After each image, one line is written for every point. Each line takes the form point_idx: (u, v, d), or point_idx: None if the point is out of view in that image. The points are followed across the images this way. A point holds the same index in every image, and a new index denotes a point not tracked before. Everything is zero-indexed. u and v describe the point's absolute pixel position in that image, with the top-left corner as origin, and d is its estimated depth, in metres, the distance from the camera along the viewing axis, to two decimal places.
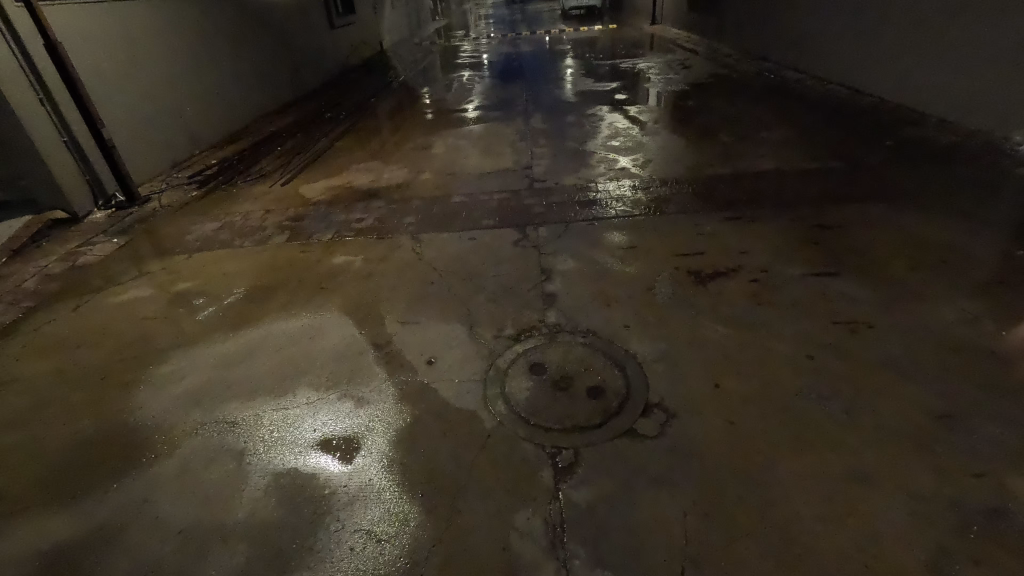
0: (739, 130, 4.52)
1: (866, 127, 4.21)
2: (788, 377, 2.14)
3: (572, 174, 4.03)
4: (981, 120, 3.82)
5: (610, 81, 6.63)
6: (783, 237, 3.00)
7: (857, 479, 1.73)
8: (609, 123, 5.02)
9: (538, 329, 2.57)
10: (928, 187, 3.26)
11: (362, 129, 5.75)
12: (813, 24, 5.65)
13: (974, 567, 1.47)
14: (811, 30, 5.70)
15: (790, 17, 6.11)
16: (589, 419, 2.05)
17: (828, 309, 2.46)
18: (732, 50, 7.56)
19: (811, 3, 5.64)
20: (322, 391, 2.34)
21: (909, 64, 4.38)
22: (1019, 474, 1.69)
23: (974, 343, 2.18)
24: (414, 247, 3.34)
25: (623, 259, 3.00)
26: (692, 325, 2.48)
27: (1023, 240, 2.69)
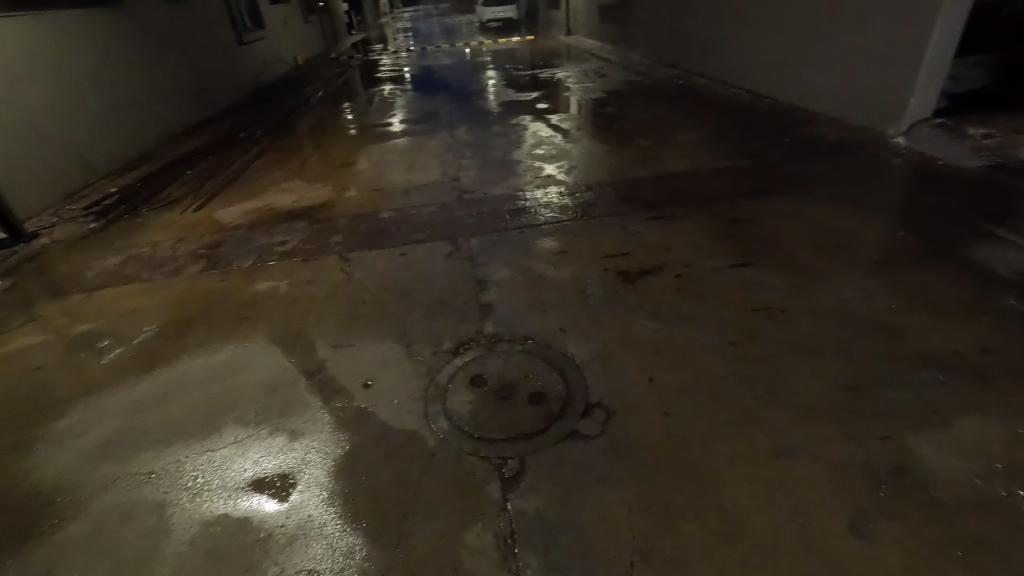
0: (655, 134, 4.75)
1: (765, 128, 4.57)
2: (715, 365, 2.26)
3: (500, 183, 4.08)
4: (861, 117, 4.27)
5: (531, 91, 6.79)
6: (701, 233, 3.18)
7: (782, 455, 1.85)
8: (532, 132, 5.14)
9: (475, 340, 2.56)
10: (823, 179, 3.58)
11: (279, 148, 5.51)
12: (714, 33, 6.08)
13: (887, 522, 1.61)
14: (714, 38, 6.11)
15: (693, 27, 6.53)
16: (532, 426, 2.07)
17: (746, 297, 2.64)
18: (645, 57, 7.94)
19: (712, 14, 6.06)
20: (252, 427, 2.20)
21: (799, 69, 4.82)
22: (915, 433, 1.88)
23: (871, 318, 2.41)
24: (344, 267, 3.24)
25: (556, 264, 3.06)
26: (625, 323, 2.57)
27: (902, 222, 3.02)
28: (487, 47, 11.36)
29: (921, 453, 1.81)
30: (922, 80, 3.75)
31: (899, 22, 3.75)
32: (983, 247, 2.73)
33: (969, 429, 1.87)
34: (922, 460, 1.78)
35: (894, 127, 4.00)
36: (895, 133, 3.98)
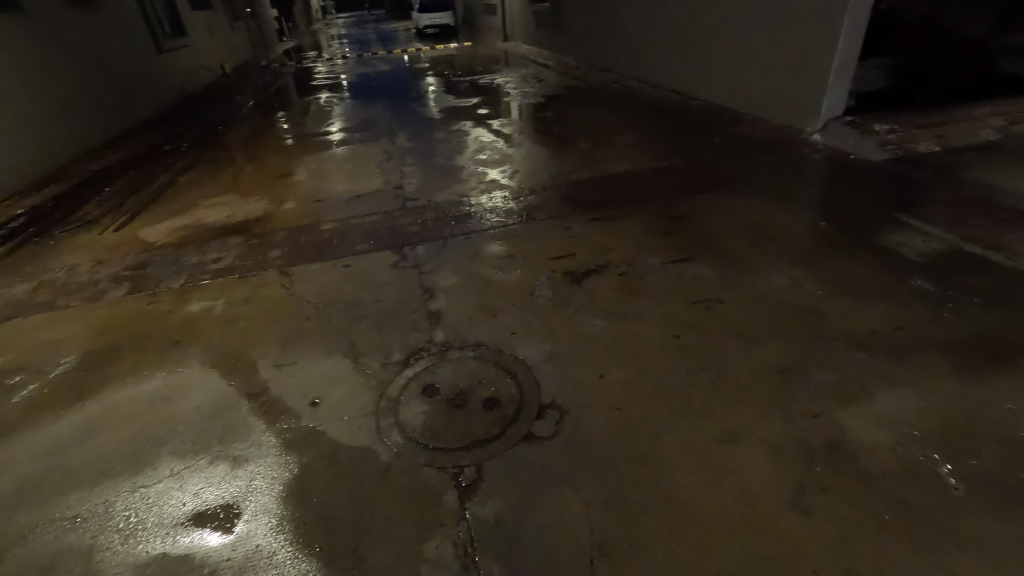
0: (594, 137, 4.88)
1: (695, 129, 4.79)
2: (661, 359, 2.34)
3: (444, 190, 4.05)
4: (781, 116, 4.56)
5: (471, 97, 6.79)
6: (641, 232, 3.30)
7: (727, 440, 1.94)
8: (474, 138, 5.15)
9: (426, 350, 2.53)
10: (751, 176, 3.80)
11: (208, 161, 5.24)
12: (645, 38, 6.31)
13: (823, 494, 1.72)
14: (645, 44, 6.34)
15: (625, 32, 6.76)
16: (488, 432, 2.06)
17: (686, 291, 2.75)
18: (581, 62, 8.13)
19: (642, 20, 6.30)
20: (189, 458, 2.07)
21: (725, 72, 5.09)
22: (844, 408, 2.02)
23: (800, 304, 2.57)
24: (284, 282, 3.12)
25: (504, 268, 3.08)
26: (575, 322, 2.62)
27: (824, 213, 3.25)
28: (424, 54, 11.26)
29: (849, 427, 1.95)
30: (831, 82, 4.06)
31: (812, 27, 4.04)
32: (893, 234, 2.97)
33: (889, 402, 2.03)
34: (850, 433, 1.92)
35: (811, 125, 4.30)
36: (812, 131, 4.28)
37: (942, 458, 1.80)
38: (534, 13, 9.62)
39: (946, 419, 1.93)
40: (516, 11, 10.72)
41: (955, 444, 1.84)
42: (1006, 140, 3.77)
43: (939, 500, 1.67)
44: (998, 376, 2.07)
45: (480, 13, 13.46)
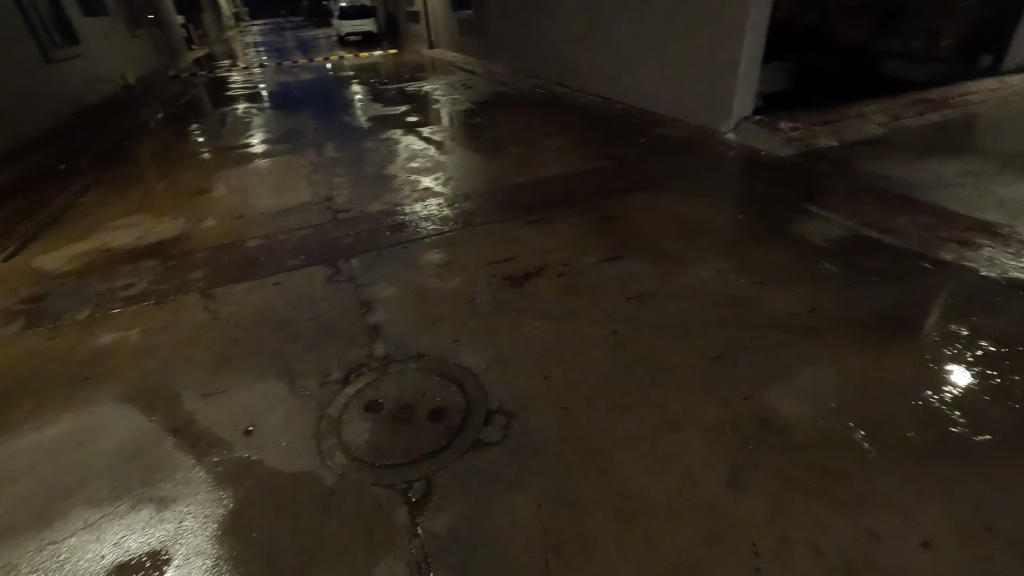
0: (524, 142, 4.94)
1: (619, 131, 4.97)
2: (602, 355, 2.41)
3: (377, 200, 3.96)
4: (698, 117, 4.82)
5: (399, 105, 6.68)
6: (575, 233, 3.37)
7: (668, 428, 2.03)
8: (405, 145, 5.07)
9: (367, 365, 2.46)
10: (674, 175, 3.98)
11: (112, 179, 4.84)
12: (568, 44, 6.47)
13: (756, 470, 1.83)
14: (568, 50, 6.50)
15: (548, 39, 6.90)
16: (435, 443, 2.03)
17: (621, 288, 2.84)
18: (507, 69, 8.20)
19: (564, 27, 6.46)
20: (107, 505, 1.89)
21: (644, 76, 5.32)
22: (770, 387, 2.16)
23: (726, 293, 2.73)
24: (207, 305, 2.92)
25: (443, 276, 3.05)
26: (517, 326, 2.64)
27: (742, 207, 3.46)
28: (346, 62, 10.97)
29: (775, 404, 2.09)
30: (738, 84, 4.35)
31: (722, 32, 4.31)
32: (803, 223, 3.21)
33: (809, 378, 2.19)
34: (778, 410, 2.06)
35: (724, 124, 4.57)
36: (725, 130, 4.55)
37: (856, 425, 1.97)
38: (459, 21, 9.62)
39: (858, 389, 2.11)
40: (439, 19, 10.67)
41: (866, 412, 2.01)
42: (891, 134, 4.18)
43: (856, 464, 1.82)
44: (900, 347, 2.29)
45: (403, 21, 13.30)
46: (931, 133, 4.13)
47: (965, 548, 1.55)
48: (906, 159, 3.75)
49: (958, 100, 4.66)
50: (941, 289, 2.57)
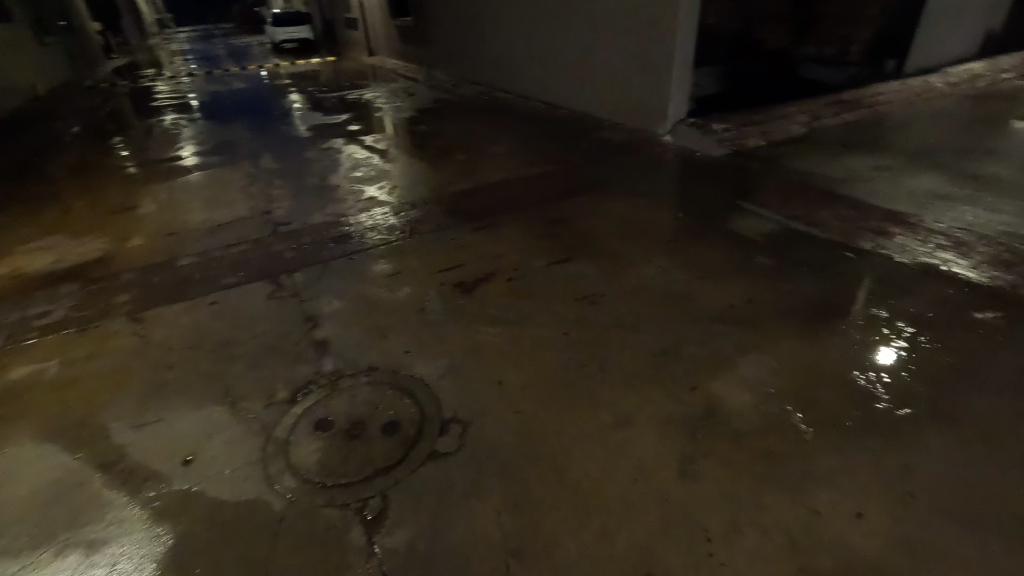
0: (469, 148, 4.93)
1: (560, 135, 5.05)
2: (555, 357, 2.43)
3: (320, 211, 3.84)
4: (637, 120, 4.97)
5: (340, 113, 6.52)
6: (523, 237, 3.40)
7: (620, 424, 2.07)
8: (347, 155, 4.95)
9: (315, 382, 2.37)
10: (617, 177, 4.09)
11: (23, 197, 4.46)
12: (508, 51, 6.53)
13: (705, 459, 1.91)
14: (508, 56, 6.56)
15: (488, 46, 6.93)
16: (390, 457, 1.99)
17: (570, 290, 2.89)
18: (449, 75, 8.17)
19: (504, 34, 6.51)
20: (27, 555, 1.73)
21: (584, 81, 5.44)
22: (714, 378, 2.26)
23: (670, 290, 2.82)
24: (136, 330, 2.74)
25: (393, 286, 2.99)
26: (469, 332, 2.63)
27: (682, 206, 3.60)
28: (282, 70, 10.59)
29: (719, 393, 2.18)
30: (672, 88, 4.54)
31: (657, 39, 4.49)
32: (738, 219, 3.38)
33: (750, 366, 2.30)
34: (722, 399, 2.15)
35: (662, 127, 4.74)
36: (662, 132, 4.73)
37: (794, 408, 2.09)
38: (398, 27, 9.50)
39: (794, 374, 2.24)
40: (378, 26, 10.50)
41: (802, 395, 2.14)
42: (812, 134, 4.48)
43: (795, 444, 1.94)
44: (829, 332, 2.45)
45: (341, 27, 12.98)
46: (846, 132, 4.45)
47: (892, 514, 1.67)
48: (826, 156, 4.03)
49: (868, 101, 5.04)
50: (863, 276, 2.77)
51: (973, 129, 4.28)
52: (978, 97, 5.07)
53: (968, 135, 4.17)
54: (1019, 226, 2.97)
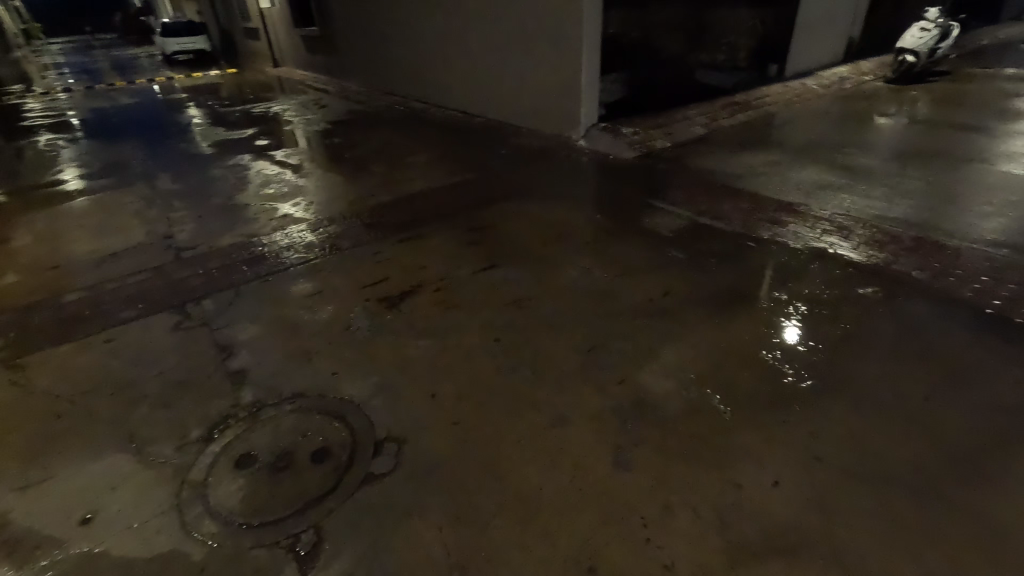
0: (387, 159, 4.83)
1: (477, 144, 5.08)
2: (488, 364, 2.43)
3: (229, 233, 3.60)
4: (551, 126, 5.10)
5: (245, 128, 6.14)
6: (447, 247, 3.37)
7: (556, 424, 2.11)
8: (256, 171, 4.68)
9: (233, 416, 2.21)
10: (537, 182, 4.17)
11: None
12: (420, 60, 6.47)
13: (636, 448, 1.99)
14: (420, 66, 6.50)
15: (400, 56, 6.82)
16: (322, 486, 1.89)
17: (497, 296, 2.90)
18: (361, 86, 7.95)
19: (414, 43, 6.45)
20: None
21: (498, 89, 5.51)
22: (640, 369, 2.36)
23: (594, 289, 2.92)
24: (16, 378, 2.42)
25: (316, 306, 2.86)
26: (399, 347, 2.57)
27: (600, 207, 3.74)
28: (176, 83, 9.83)
29: (646, 384, 2.28)
30: (582, 94, 4.71)
31: (565, 48, 4.65)
32: (652, 217, 3.56)
33: (672, 355, 2.43)
34: (649, 389, 2.25)
35: (576, 132, 4.90)
36: (577, 137, 4.89)
37: (713, 390, 2.23)
38: (304, 38, 9.13)
39: (712, 359, 2.39)
40: (282, 36, 10.03)
41: (719, 377, 2.29)
42: (711, 135, 4.82)
43: (716, 424, 2.06)
44: (741, 316, 2.64)
45: (239, 37, 12.25)
46: (738, 132, 4.82)
47: (803, 478, 1.83)
48: (725, 155, 4.34)
49: (757, 103, 5.49)
50: (765, 262, 3.02)
51: (844, 126, 4.79)
52: (848, 98, 5.67)
53: (841, 131, 4.66)
54: (891, 210, 3.36)
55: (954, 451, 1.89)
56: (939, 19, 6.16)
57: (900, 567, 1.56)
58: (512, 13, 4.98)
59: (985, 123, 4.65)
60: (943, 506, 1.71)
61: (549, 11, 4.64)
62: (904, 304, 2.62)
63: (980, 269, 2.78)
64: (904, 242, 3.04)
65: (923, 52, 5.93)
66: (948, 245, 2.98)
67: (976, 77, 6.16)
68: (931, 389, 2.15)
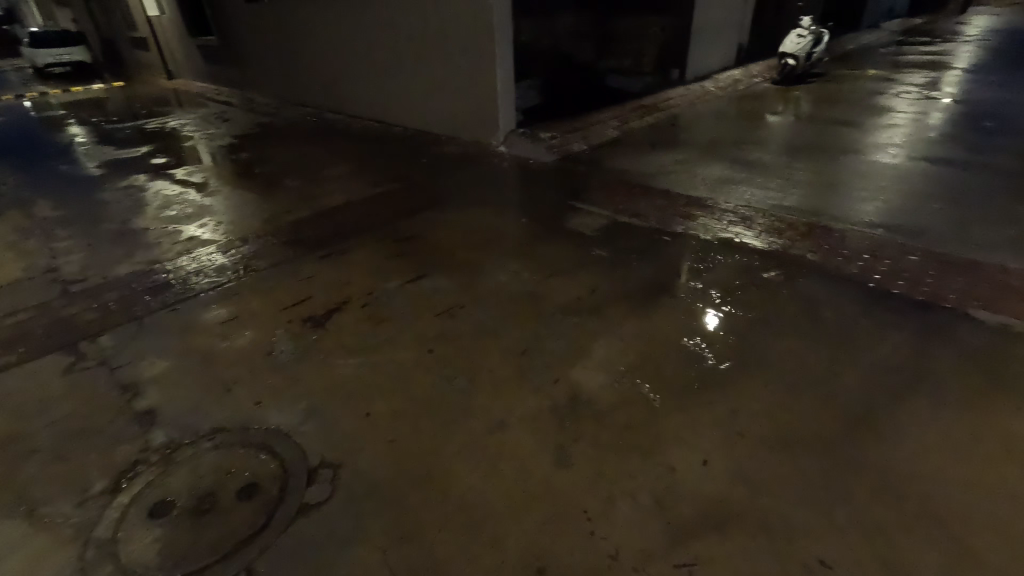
0: (301, 173, 4.62)
1: (394, 153, 4.98)
2: (424, 377, 2.38)
3: (126, 260, 3.28)
4: (469, 133, 5.11)
5: (138, 145, 5.64)
6: (371, 260, 3.27)
7: (497, 430, 2.10)
8: (154, 192, 4.30)
9: (145, 460, 2.01)
10: (459, 189, 4.16)
11: None
12: (329, 68, 6.25)
13: (576, 444, 2.02)
14: (330, 75, 6.28)
15: (307, 64, 6.56)
16: (251, 524, 1.76)
17: (427, 306, 2.86)
18: (268, 97, 7.55)
19: (322, 52, 6.23)
20: None
21: (412, 97, 5.44)
22: (574, 368, 2.41)
23: (523, 292, 2.94)
24: None
25: (233, 332, 2.67)
26: (328, 367, 2.45)
27: (524, 211, 3.78)
28: (52, 98, 8.86)
29: (581, 381, 2.33)
30: (497, 100, 4.75)
31: (476, 55, 4.67)
32: (575, 218, 3.66)
33: (603, 350, 2.50)
34: (584, 385, 2.30)
35: (494, 138, 4.94)
36: (495, 143, 4.92)
37: (644, 380, 2.32)
38: (201, 47, 8.54)
39: (642, 350, 2.49)
40: (175, 46, 9.31)
41: (649, 368, 2.38)
42: (623, 136, 5.02)
43: (649, 413, 2.15)
44: (665, 307, 2.77)
45: (124, 47, 11.22)
46: (647, 133, 5.07)
47: (730, 455, 1.94)
48: (638, 155, 4.54)
49: (663, 105, 5.80)
50: (682, 255, 3.19)
51: (741, 124, 5.18)
52: (742, 98, 6.14)
53: (740, 129, 5.04)
54: (787, 199, 3.67)
55: (856, 413, 2.09)
56: (812, 26, 6.78)
57: (820, 525, 1.69)
58: (420, 20, 4.94)
59: (856, 118, 5.20)
60: (849, 465, 1.88)
61: (457, 18, 4.64)
62: (804, 284, 2.87)
63: (863, 248, 3.10)
64: (799, 228, 3.33)
65: (802, 56, 6.56)
66: (835, 228, 3.30)
67: (846, 77, 6.88)
68: (832, 359, 2.36)
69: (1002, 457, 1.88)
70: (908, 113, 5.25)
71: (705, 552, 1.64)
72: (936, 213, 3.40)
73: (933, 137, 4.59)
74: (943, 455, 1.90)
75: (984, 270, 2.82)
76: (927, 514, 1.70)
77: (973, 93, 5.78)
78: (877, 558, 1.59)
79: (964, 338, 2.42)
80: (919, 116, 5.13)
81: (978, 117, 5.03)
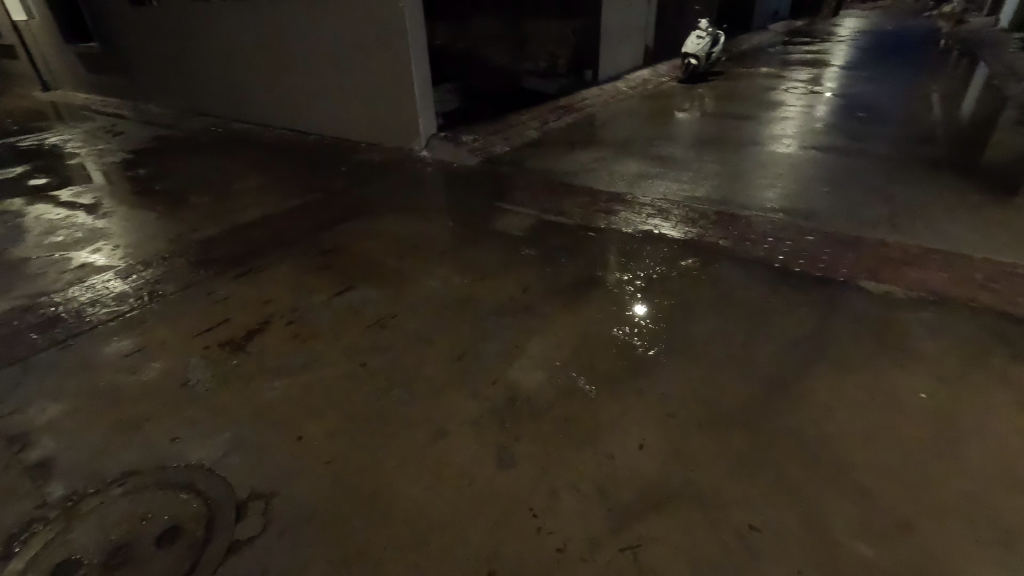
0: (207, 188, 4.32)
1: (309, 163, 4.77)
2: (358, 392, 2.29)
3: (6, 295, 2.92)
4: (388, 138, 4.99)
5: (11, 166, 5.04)
6: (292, 275, 3.11)
7: (437, 438, 2.06)
8: (36, 217, 3.86)
9: (45, 516, 1.79)
10: (381, 197, 4.05)
11: None
12: (231, 75, 5.89)
13: (518, 444, 2.02)
14: (233, 83, 5.92)
15: (206, 72, 6.14)
16: (175, 571, 1.62)
17: (356, 319, 2.75)
18: (164, 107, 7.00)
19: (222, 57, 5.86)
20: None
21: (325, 103, 5.24)
22: (511, 368, 2.41)
23: (454, 296, 2.91)
24: None
25: (141, 364, 2.45)
26: (252, 392, 2.30)
27: (450, 215, 3.74)
28: None
29: (519, 380, 2.33)
30: (417, 103, 4.67)
31: (390, 58, 4.58)
32: (502, 219, 3.67)
33: (539, 348, 2.52)
34: (522, 384, 2.31)
35: (416, 143, 4.85)
36: (417, 148, 4.84)
37: (580, 374, 2.36)
38: (82, 55, 7.77)
39: (576, 344, 2.53)
40: (51, 54, 8.42)
41: (583, 361, 2.43)
42: (542, 136, 5.10)
43: (587, 405, 2.19)
44: (595, 301, 2.83)
45: None
46: (565, 132, 5.18)
47: (665, 437, 2.02)
48: (558, 155, 4.63)
49: (579, 104, 5.96)
50: (608, 249, 3.28)
51: (653, 122, 5.43)
52: (651, 96, 6.43)
53: (652, 126, 5.27)
54: (700, 190, 3.88)
55: (774, 385, 2.23)
56: (709, 28, 7.22)
57: (750, 494, 1.79)
58: (327, 23, 4.77)
59: (753, 113, 5.59)
60: (771, 434, 2.01)
61: (367, 21, 4.52)
62: (719, 269, 3.04)
63: (768, 232, 3.34)
64: (712, 217, 3.53)
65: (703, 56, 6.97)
66: (743, 215, 3.53)
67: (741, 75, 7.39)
68: (749, 337, 2.51)
69: (899, 410, 2.07)
70: (796, 106, 5.71)
71: (648, 533, 1.69)
72: (828, 196, 3.73)
73: (819, 128, 5.03)
74: (850, 414, 2.07)
75: (869, 244, 3.13)
76: (842, 472, 1.84)
77: (848, 87, 6.39)
78: (801, 516, 1.71)
79: (859, 307, 2.66)
80: (806, 109, 5.60)
81: (854, 109, 5.56)
